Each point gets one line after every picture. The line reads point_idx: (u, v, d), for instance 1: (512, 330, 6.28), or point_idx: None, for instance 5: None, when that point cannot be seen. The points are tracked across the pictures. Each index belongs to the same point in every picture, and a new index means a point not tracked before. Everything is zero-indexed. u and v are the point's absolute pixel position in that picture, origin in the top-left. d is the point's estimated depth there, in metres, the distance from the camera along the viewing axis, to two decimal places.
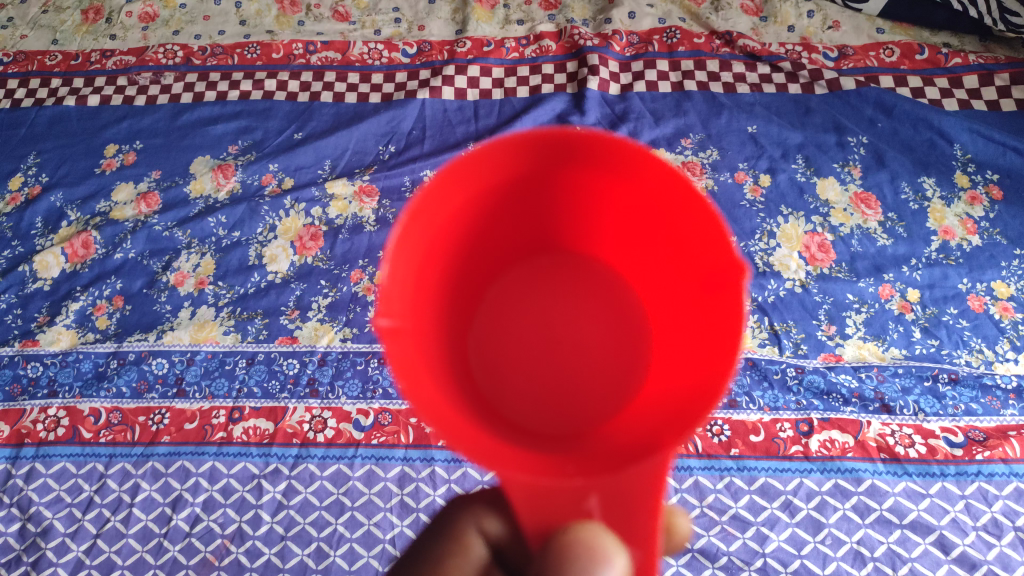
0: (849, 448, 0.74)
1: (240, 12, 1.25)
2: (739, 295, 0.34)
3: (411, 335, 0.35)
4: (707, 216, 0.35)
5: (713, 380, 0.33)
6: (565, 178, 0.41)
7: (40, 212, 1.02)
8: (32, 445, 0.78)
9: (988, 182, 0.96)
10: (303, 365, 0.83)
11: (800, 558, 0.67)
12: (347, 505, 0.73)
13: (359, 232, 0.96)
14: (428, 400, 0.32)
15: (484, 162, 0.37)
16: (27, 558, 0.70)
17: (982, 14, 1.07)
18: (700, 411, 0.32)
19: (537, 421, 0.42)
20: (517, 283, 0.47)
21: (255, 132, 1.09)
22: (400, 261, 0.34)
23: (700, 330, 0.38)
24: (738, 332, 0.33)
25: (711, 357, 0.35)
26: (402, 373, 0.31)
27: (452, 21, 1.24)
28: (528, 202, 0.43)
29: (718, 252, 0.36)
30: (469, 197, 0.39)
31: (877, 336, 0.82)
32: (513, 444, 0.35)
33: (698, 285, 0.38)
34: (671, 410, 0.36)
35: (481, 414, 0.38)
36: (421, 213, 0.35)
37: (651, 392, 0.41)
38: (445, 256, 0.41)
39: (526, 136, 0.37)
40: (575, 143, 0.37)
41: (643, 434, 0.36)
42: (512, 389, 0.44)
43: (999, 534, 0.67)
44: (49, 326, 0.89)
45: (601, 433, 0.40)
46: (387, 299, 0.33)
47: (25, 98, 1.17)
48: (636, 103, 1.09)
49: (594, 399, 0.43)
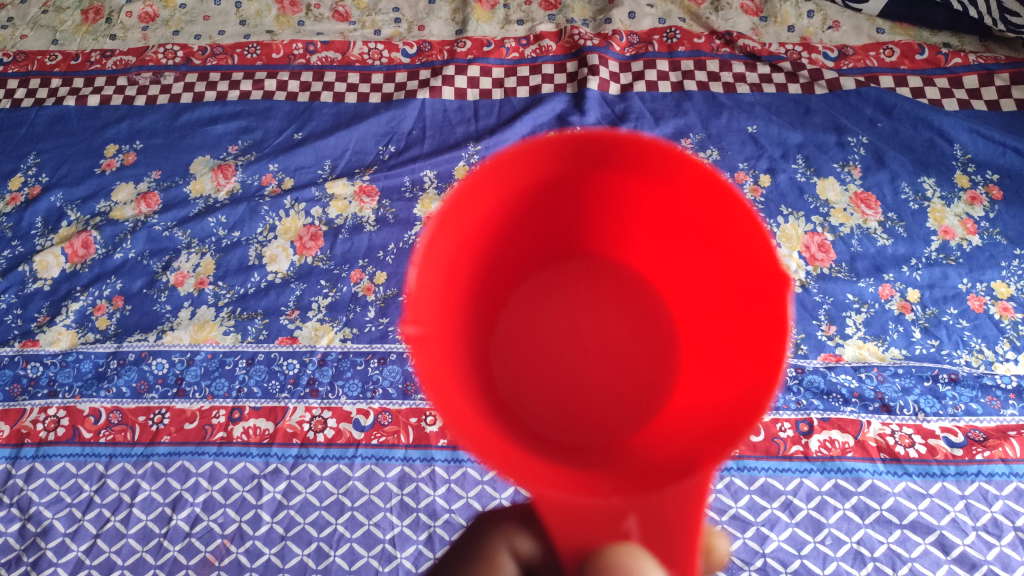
0: (849, 448, 0.74)
1: (240, 12, 1.25)
2: (782, 308, 0.33)
3: (436, 343, 0.35)
4: (749, 223, 0.35)
5: (757, 396, 0.32)
6: (595, 182, 0.41)
7: (40, 212, 1.02)
8: (32, 445, 0.78)
9: (988, 182, 0.96)
10: (303, 365, 0.83)
11: (800, 558, 0.67)
12: (347, 505, 0.73)
13: (359, 232, 0.96)
14: (457, 411, 0.31)
15: (514, 164, 0.37)
16: (26, 558, 0.70)
17: (982, 14, 1.08)
18: (744, 427, 0.31)
19: (562, 431, 0.42)
20: (540, 287, 0.48)
21: (255, 132, 1.09)
22: (427, 266, 0.34)
23: (739, 344, 0.37)
24: (782, 346, 0.32)
25: (754, 371, 0.34)
26: (430, 383, 0.31)
27: (452, 21, 1.24)
28: (554, 206, 0.43)
29: (760, 263, 0.35)
30: (496, 201, 0.39)
31: (877, 336, 0.82)
32: (542, 458, 0.35)
33: (738, 296, 0.38)
34: (711, 426, 0.35)
35: (507, 426, 0.38)
36: (448, 216, 0.35)
37: (682, 406, 0.41)
38: (471, 262, 0.41)
39: (558, 138, 0.37)
40: (609, 145, 0.37)
41: (681, 451, 0.35)
42: (534, 398, 0.44)
43: (999, 534, 0.67)
44: (49, 326, 0.89)
45: (630, 447, 0.40)
46: (415, 307, 0.32)
47: (25, 97, 1.17)
48: (636, 103, 1.09)
49: (621, 412, 0.44)
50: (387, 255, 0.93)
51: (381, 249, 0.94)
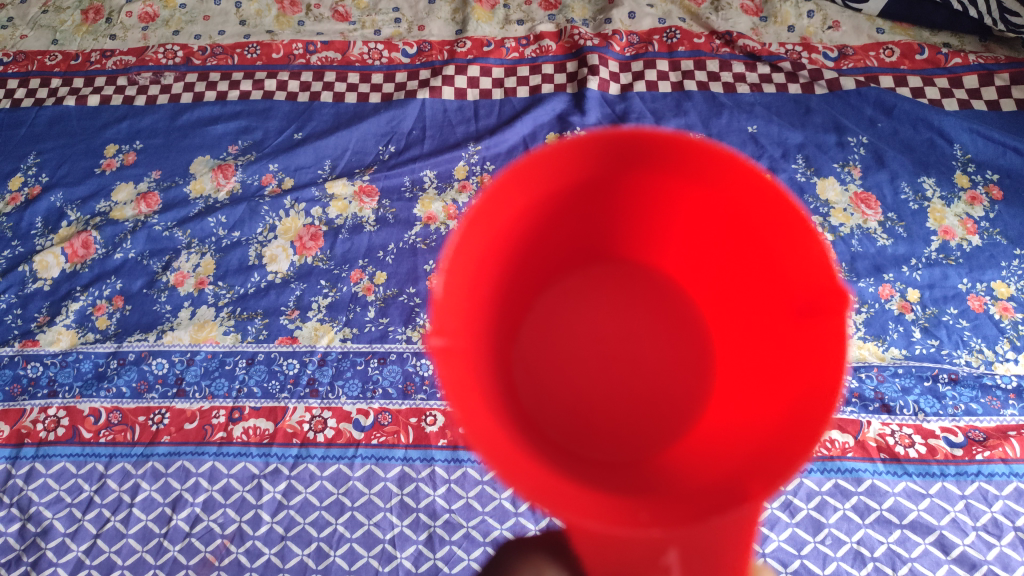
0: (849, 448, 0.74)
1: (240, 12, 1.25)
2: (839, 323, 0.33)
3: (462, 355, 0.35)
4: (800, 233, 0.35)
5: (811, 415, 0.32)
6: (629, 183, 0.42)
7: (40, 212, 1.02)
8: (32, 445, 0.78)
9: (988, 182, 0.96)
10: (303, 365, 0.83)
11: (800, 558, 0.67)
12: (347, 505, 0.73)
13: (359, 232, 0.96)
14: (484, 429, 0.31)
15: (547, 165, 0.38)
16: (26, 558, 0.70)
17: (982, 14, 1.08)
18: (798, 446, 0.31)
19: (588, 444, 0.42)
20: (566, 291, 0.49)
21: (255, 132, 1.09)
22: (454, 273, 0.34)
23: (785, 360, 0.37)
24: (836, 365, 0.32)
25: (804, 385, 0.34)
26: (457, 398, 0.31)
27: (452, 21, 1.24)
28: (584, 210, 0.44)
29: (811, 277, 0.35)
30: (526, 203, 0.39)
31: (877, 335, 0.82)
32: (574, 477, 0.35)
33: (785, 310, 0.38)
34: (756, 444, 0.35)
35: (533, 440, 0.38)
36: (477, 218, 0.35)
37: (717, 427, 0.41)
38: (497, 267, 0.41)
39: (594, 136, 0.37)
40: (646, 143, 0.38)
41: (727, 469, 0.35)
42: (557, 407, 0.44)
43: (999, 534, 0.67)
44: (49, 326, 0.89)
45: (663, 463, 0.40)
46: (442, 317, 0.33)
47: (25, 97, 1.17)
48: (636, 103, 1.09)
49: (651, 425, 0.44)
50: (387, 255, 0.93)
51: (381, 249, 0.94)
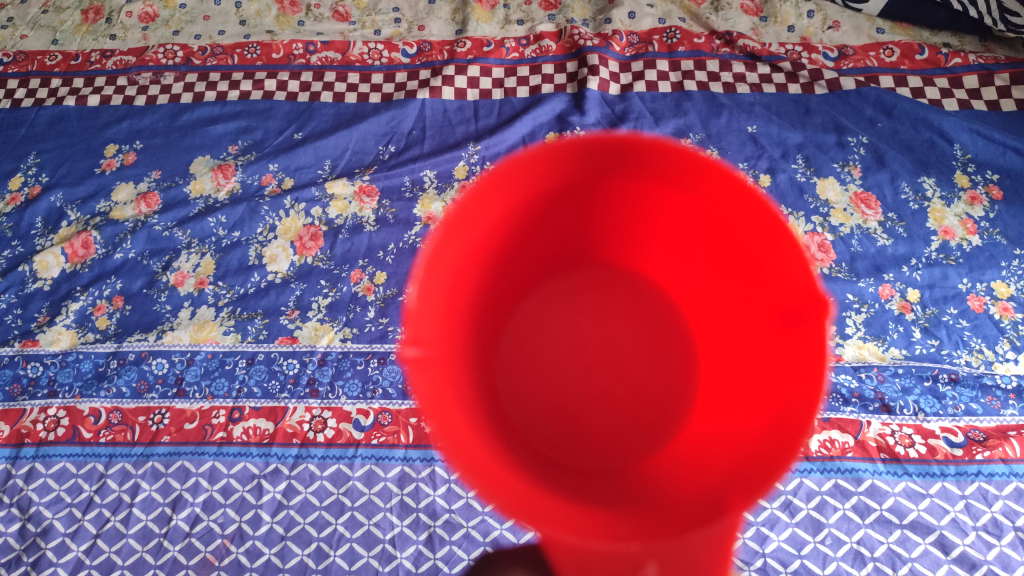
0: (849, 448, 0.74)
1: (240, 12, 1.25)
2: (819, 331, 0.33)
3: (438, 364, 0.35)
4: (783, 239, 0.35)
5: (791, 422, 0.32)
6: (610, 189, 0.42)
7: (40, 212, 1.02)
8: (32, 445, 0.78)
9: (988, 181, 0.96)
10: (303, 365, 0.83)
11: (800, 558, 0.67)
12: (347, 505, 0.73)
13: (359, 232, 0.96)
14: (461, 442, 0.31)
15: (526, 170, 0.38)
16: (27, 558, 0.70)
17: (982, 14, 1.08)
18: (779, 453, 0.31)
19: (570, 452, 0.42)
20: (549, 297, 0.49)
21: (254, 132, 1.09)
22: (430, 283, 0.34)
23: (767, 367, 0.37)
24: (818, 374, 0.32)
25: (786, 393, 0.34)
26: (431, 411, 0.31)
27: (452, 21, 1.24)
28: (564, 216, 0.44)
29: (794, 284, 0.35)
30: (505, 209, 0.39)
31: (877, 336, 0.82)
32: (553, 488, 0.35)
33: (768, 317, 0.38)
34: (736, 451, 0.35)
35: (513, 449, 0.38)
36: (454, 227, 0.35)
37: (700, 432, 0.41)
38: (477, 275, 0.41)
39: (574, 143, 0.37)
40: (626, 150, 0.38)
41: (707, 476, 0.35)
42: (539, 416, 0.44)
43: (999, 534, 0.67)
44: (49, 326, 0.89)
45: (645, 470, 0.40)
46: (417, 327, 0.33)
47: (25, 97, 1.17)
48: (636, 103, 1.09)
49: (635, 432, 0.44)
50: (387, 255, 0.93)
51: (381, 249, 0.94)
